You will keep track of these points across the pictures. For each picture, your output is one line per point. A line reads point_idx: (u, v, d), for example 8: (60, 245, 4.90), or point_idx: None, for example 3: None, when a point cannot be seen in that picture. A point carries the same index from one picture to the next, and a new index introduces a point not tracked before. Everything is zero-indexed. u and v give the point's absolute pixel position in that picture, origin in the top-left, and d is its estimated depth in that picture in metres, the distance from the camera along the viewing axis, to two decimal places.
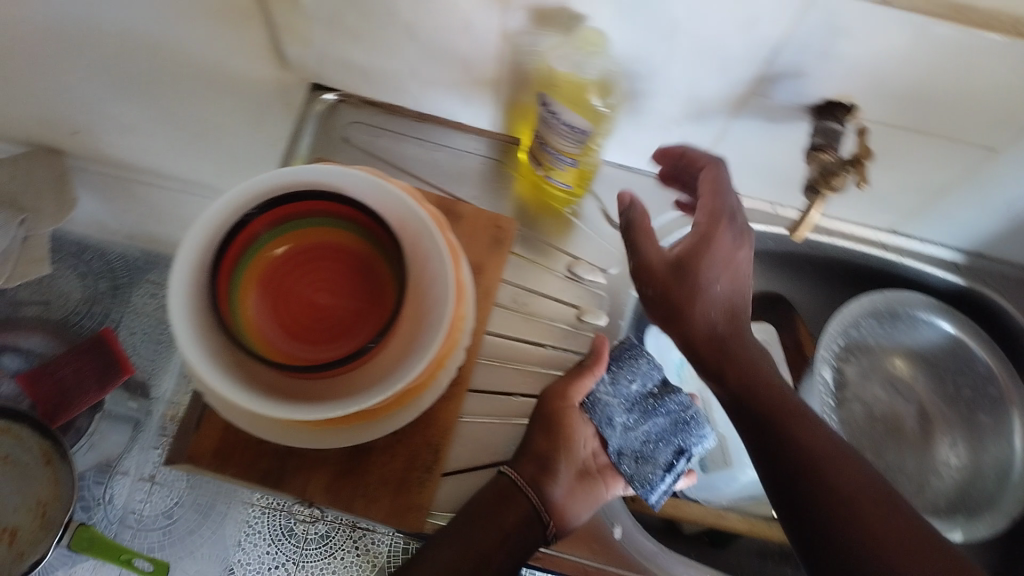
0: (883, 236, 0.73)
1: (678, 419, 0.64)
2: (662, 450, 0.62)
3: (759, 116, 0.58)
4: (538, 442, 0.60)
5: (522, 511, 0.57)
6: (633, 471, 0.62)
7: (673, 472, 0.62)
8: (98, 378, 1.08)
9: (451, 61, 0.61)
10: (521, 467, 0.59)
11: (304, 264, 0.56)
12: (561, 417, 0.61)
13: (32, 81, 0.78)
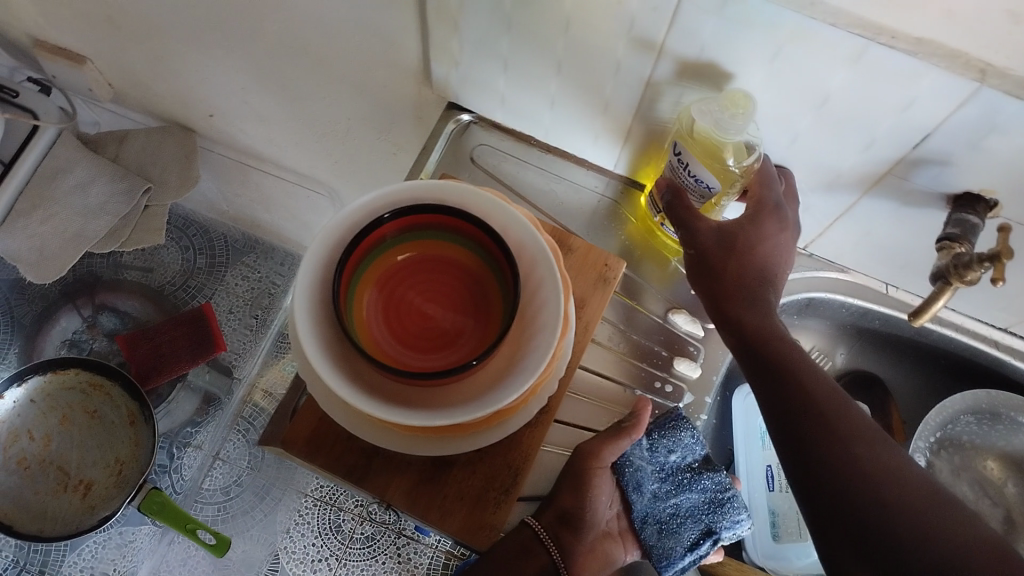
0: (995, 335, 0.70)
1: (713, 497, 0.63)
2: (688, 527, 0.63)
3: (893, 195, 0.57)
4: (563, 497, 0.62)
5: (540, 564, 0.61)
6: (655, 542, 0.63)
7: (696, 552, 0.62)
8: (192, 349, 1.12)
9: (595, 99, 0.63)
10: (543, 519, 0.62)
11: (421, 274, 0.58)
12: (588, 479, 0.61)
13: (191, 60, 0.84)
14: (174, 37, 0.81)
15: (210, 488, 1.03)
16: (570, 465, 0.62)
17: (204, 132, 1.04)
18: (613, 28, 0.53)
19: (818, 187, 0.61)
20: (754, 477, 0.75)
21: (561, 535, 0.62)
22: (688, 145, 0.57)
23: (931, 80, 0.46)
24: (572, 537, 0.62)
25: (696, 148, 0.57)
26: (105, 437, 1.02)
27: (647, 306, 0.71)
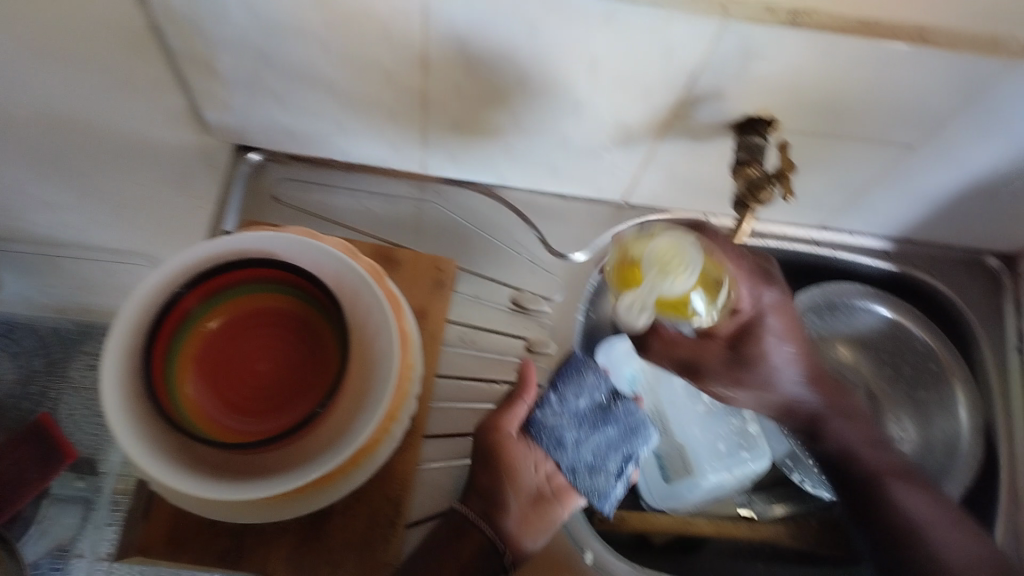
0: (803, 234, 0.74)
1: (628, 426, 0.65)
2: (611, 459, 0.64)
3: (682, 134, 0.59)
4: (482, 478, 0.60)
5: (476, 544, 0.57)
6: (588, 483, 0.63)
7: (624, 478, 0.64)
8: (35, 467, 0.96)
9: (378, 113, 0.61)
10: (471, 503, 0.59)
11: (240, 335, 0.56)
12: (500, 452, 0.60)
13: None
14: None
15: None
16: (479, 448, 0.61)
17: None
18: (371, 38, 0.52)
19: (617, 142, 0.61)
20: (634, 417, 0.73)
21: (490, 513, 0.59)
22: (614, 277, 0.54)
23: (679, 24, 0.47)
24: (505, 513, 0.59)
25: (619, 280, 0.53)
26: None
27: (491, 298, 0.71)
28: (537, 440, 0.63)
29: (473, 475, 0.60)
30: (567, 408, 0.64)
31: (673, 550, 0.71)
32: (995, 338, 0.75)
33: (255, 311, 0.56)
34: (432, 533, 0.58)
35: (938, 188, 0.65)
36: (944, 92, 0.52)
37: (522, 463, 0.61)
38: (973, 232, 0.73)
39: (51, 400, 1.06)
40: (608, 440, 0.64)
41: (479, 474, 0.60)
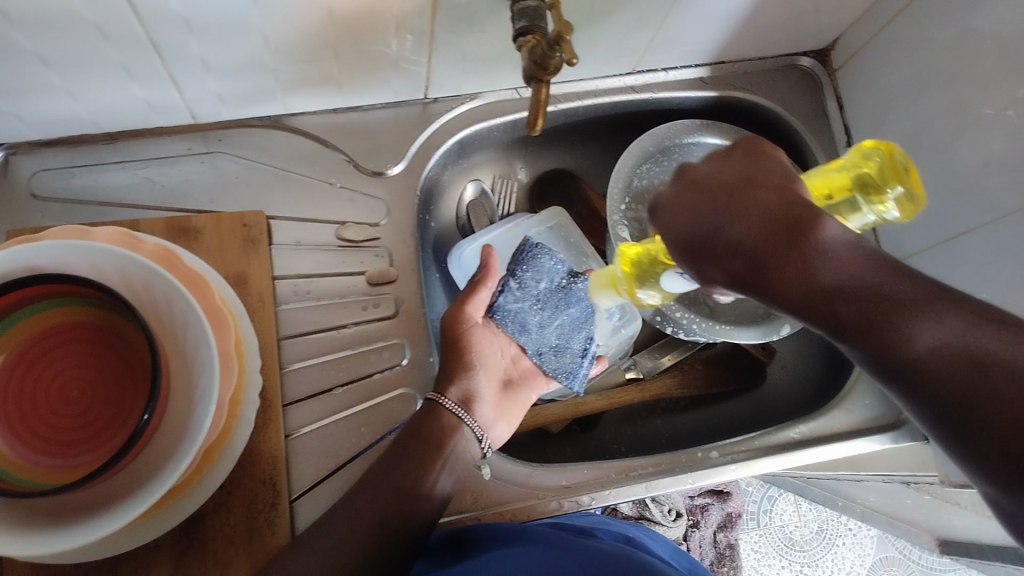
0: (616, 83, 0.71)
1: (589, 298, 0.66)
2: (575, 337, 0.66)
3: (455, 13, 0.54)
4: (454, 368, 0.58)
5: (454, 432, 0.56)
6: (555, 365, 0.65)
7: (588, 354, 0.66)
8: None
9: (111, 73, 0.53)
10: (448, 390, 0.57)
11: (33, 369, 0.49)
12: (467, 340, 0.59)
13: None
14: None
15: None
16: (445, 339, 0.59)
17: None
18: None
19: (389, 35, 0.55)
20: None
21: (466, 399, 0.58)
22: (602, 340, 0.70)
23: None
24: (476, 398, 0.59)
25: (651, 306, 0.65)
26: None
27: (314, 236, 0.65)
28: (502, 326, 0.62)
29: (444, 368, 0.59)
30: (528, 293, 0.64)
31: (573, 432, 0.71)
32: (823, 138, 0.75)
33: (39, 341, 0.49)
34: (408, 424, 0.56)
35: (733, 2, 0.63)
36: None
37: (489, 352, 0.61)
38: (778, 38, 0.71)
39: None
40: (571, 320, 0.65)
41: (455, 367, 0.58)
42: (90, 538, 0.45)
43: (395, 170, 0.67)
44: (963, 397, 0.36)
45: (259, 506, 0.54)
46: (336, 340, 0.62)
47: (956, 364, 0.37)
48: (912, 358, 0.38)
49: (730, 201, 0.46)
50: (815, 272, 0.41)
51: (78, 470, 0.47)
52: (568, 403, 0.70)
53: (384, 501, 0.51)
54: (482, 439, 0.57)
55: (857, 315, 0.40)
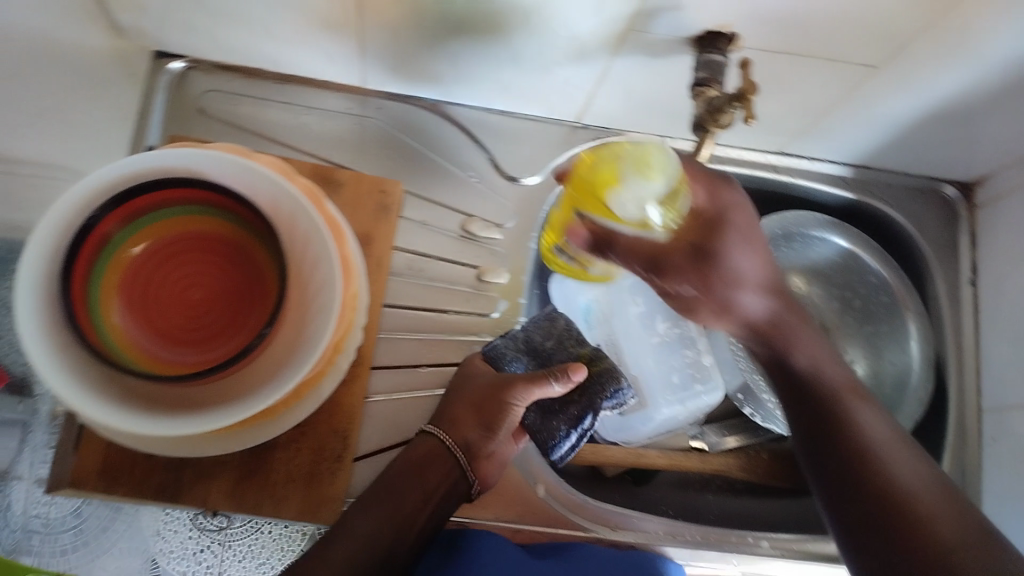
0: (759, 159, 0.72)
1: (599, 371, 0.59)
2: (568, 402, 0.58)
3: (640, 51, 0.56)
4: (462, 412, 0.57)
5: (445, 472, 0.55)
6: (538, 424, 0.58)
7: (579, 428, 0.58)
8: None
9: (309, 20, 0.56)
10: (454, 432, 0.56)
11: (169, 262, 0.52)
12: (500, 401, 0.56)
13: None
14: None
15: None
16: (455, 387, 0.59)
17: None
18: None
19: (571, 53, 0.57)
20: None
21: (468, 441, 0.56)
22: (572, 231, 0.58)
23: None
24: (485, 448, 0.56)
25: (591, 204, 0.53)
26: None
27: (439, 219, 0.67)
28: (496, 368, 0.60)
29: (449, 406, 0.57)
30: (533, 345, 0.61)
31: (624, 482, 0.71)
32: (948, 268, 0.74)
33: (183, 240, 0.52)
34: (400, 456, 0.56)
35: (901, 112, 0.63)
36: (911, 10, 0.49)
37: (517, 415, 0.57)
38: (930, 159, 0.72)
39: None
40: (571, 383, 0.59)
41: (459, 410, 0.57)
42: (171, 433, 0.46)
43: (529, 182, 0.69)
44: (889, 477, 0.53)
45: (325, 455, 0.55)
46: (433, 324, 0.64)
47: (952, 514, 0.51)
48: (868, 458, 0.54)
49: (785, 314, 0.59)
50: (856, 415, 0.56)
51: (177, 367, 0.50)
52: (630, 452, 0.69)
53: (361, 535, 0.50)
54: (472, 483, 0.56)
55: (892, 443, 0.55)
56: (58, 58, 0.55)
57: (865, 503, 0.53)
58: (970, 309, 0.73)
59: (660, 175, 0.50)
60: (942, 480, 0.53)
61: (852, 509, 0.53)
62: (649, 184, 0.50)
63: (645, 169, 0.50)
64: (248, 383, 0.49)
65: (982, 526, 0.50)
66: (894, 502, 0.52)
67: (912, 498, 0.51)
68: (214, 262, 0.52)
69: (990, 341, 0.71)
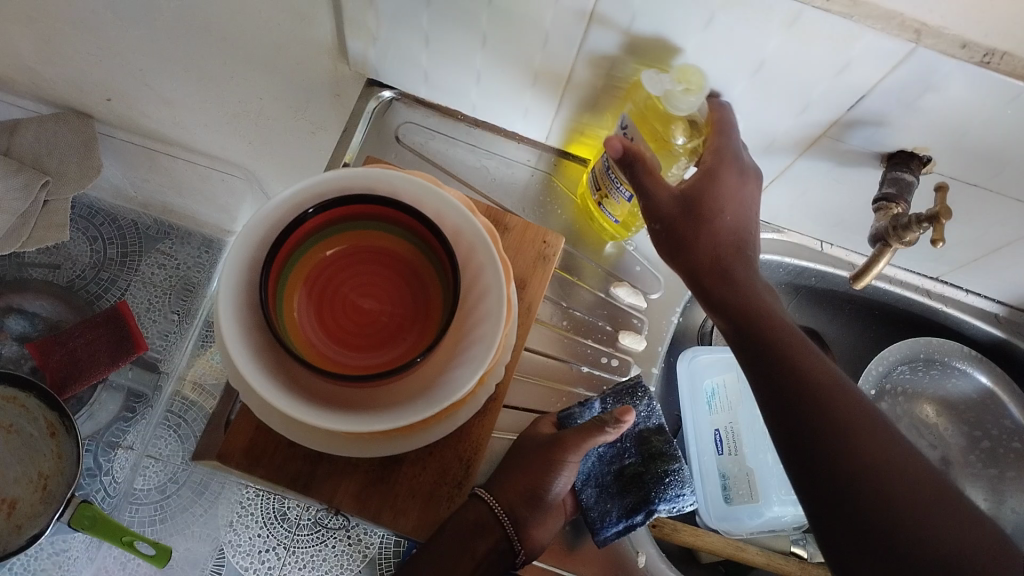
0: (913, 280, 0.72)
1: (662, 467, 0.62)
2: (627, 492, 0.62)
3: (826, 156, 0.58)
4: (516, 479, 0.59)
5: (492, 542, 0.57)
6: (592, 502, 0.62)
7: (630, 520, 0.61)
8: (110, 351, 0.92)
9: (523, 75, 0.60)
10: (503, 497, 0.58)
11: (349, 268, 0.56)
12: (559, 469, 0.59)
13: (65, 61, 0.74)
14: (49, 44, 0.71)
15: (144, 488, 0.89)
16: (521, 450, 0.61)
17: (104, 123, 0.86)
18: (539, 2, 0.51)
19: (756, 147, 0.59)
20: (702, 441, 0.71)
21: (518, 511, 0.58)
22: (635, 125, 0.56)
23: (863, 42, 0.45)
24: (533, 522, 0.59)
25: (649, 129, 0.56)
26: (23, 451, 0.83)
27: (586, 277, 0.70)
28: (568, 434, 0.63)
29: (507, 472, 0.60)
30: None
31: (716, 571, 0.71)
32: None
33: (365, 251, 0.56)
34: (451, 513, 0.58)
35: None
36: None
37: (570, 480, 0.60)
38: None
39: (119, 288, 0.97)
40: (633, 475, 0.62)
41: (513, 478, 0.59)
42: (325, 423, 0.49)
43: None
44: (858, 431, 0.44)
45: (446, 480, 0.57)
46: (565, 376, 0.66)
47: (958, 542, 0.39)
48: (857, 470, 0.43)
49: (732, 275, 0.52)
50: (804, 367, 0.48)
51: (338, 366, 0.53)
52: (730, 542, 0.68)
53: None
54: (517, 548, 0.58)
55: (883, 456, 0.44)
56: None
57: (843, 511, 0.43)
58: None
59: (702, 94, 0.50)
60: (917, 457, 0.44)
61: (834, 513, 0.44)
62: (689, 99, 0.50)
63: (688, 82, 0.50)
64: (400, 395, 0.52)
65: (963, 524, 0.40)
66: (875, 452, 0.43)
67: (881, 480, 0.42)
68: (387, 276, 0.56)
69: None
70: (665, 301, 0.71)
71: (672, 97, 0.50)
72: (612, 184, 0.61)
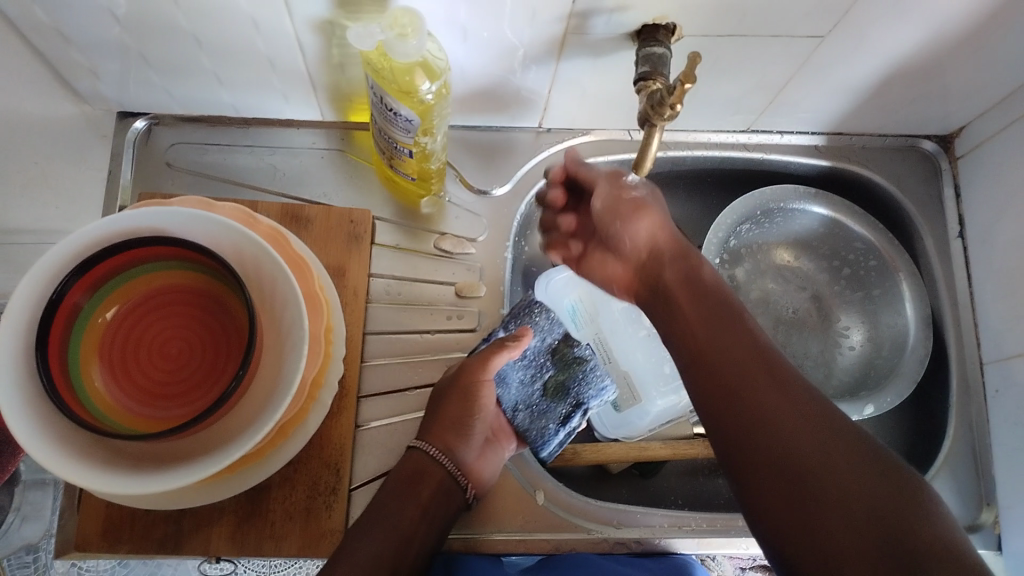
0: (727, 138, 0.72)
1: (579, 369, 0.67)
2: (556, 404, 0.66)
3: (583, 52, 0.56)
4: (443, 414, 0.59)
5: (436, 483, 0.57)
6: (528, 423, 0.65)
7: (568, 425, 0.65)
8: None
9: (259, 62, 0.56)
10: (434, 437, 0.58)
11: (141, 321, 0.53)
12: (476, 393, 0.60)
13: None
14: None
15: None
16: (448, 387, 0.60)
17: None
18: None
19: (517, 62, 0.57)
20: None
21: (452, 448, 0.58)
22: (378, 81, 0.51)
23: None
24: (468, 453, 0.59)
25: (387, 82, 0.51)
26: None
27: (413, 238, 0.67)
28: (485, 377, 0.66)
29: (426, 419, 0.60)
30: None
31: (631, 476, 0.71)
32: (934, 225, 0.73)
33: (152, 298, 0.53)
34: (390, 473, 0.57)
35: (861, 76, 0.62)
36: None
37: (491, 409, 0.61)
38: (902, 118, 0.71)
39: None
40: (557, 383, 0.67)
41: (436, 420, 0.59)
42: (151, 489, 0.46)
43: (499, 194, 0.70)
44: (784, 430, 0.44)
45: (319, 491, 0.56)
46: (418, 348, 0.64)
47: (880, 494, 0.40)
48: (784, 443, 0.43)
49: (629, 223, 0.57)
50: (700, 296, 0.53)
51: (161, 421, 0.51)
52: (632, 446, 0.68)
53: (363, 557, 0.51)
54: (463, 485, 0.58)
55: (739, 396, 0.46)
56: (26, 130, 0.56)
57: (775, 488, 0.43)
58: (961, 263, 0.72)
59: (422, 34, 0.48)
60: (914, 483, 0.41)
61: (765, 491, 0.43)
62: (408, 44, 0.48)
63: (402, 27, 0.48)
64: (230, 426, 0.49)
65: (920, 520, 0.38)
66: (884, 501, 0.39)
67: (849, 501, 0.40)
68: (186, 314, 0.54)
69: (985, 294, 0.69)
70: (496, 237, 0.69)
71: (390, 45, 0.48)
72: (392, 147, 0.58)
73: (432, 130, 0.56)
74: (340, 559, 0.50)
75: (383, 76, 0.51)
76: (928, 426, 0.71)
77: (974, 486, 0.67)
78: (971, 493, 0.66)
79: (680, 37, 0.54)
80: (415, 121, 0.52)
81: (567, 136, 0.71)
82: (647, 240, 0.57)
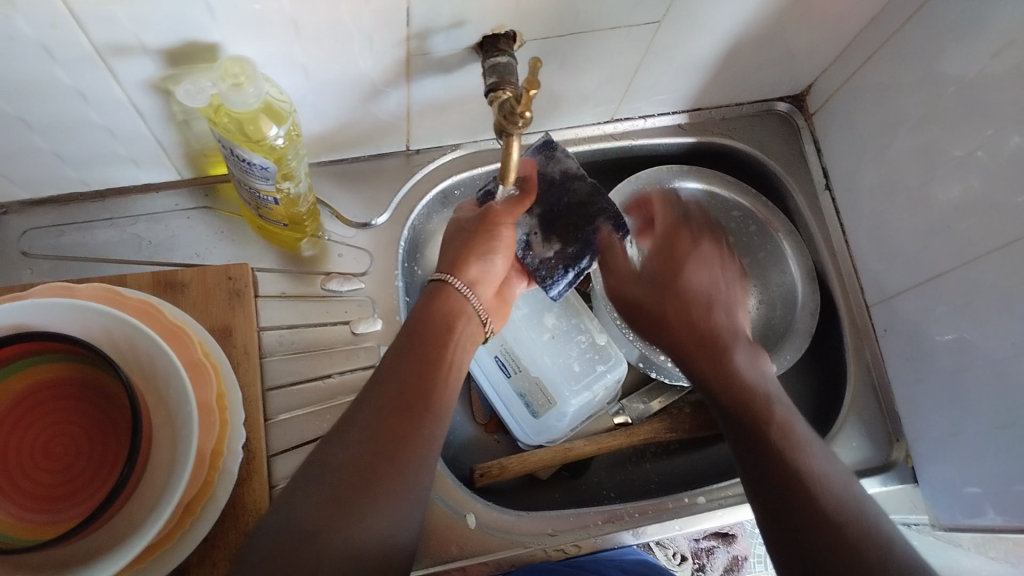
0: (594, 131, 0.73)
1: (591, 208, 0.60)
2: (567, 245, 0.62)
3: (430, 72, 0.56)
4: (465, 252, 0.60)
5: (468, 317, 0.58)
6: (536, 263, 0.63)
7: (577, 268, 0.62)
8: None
9: (97, 133, 0.54)
10: (461, 272, 0.59)
11: (20, 425, 0.50)
12: (493, 235, 0.60)
13: None
14: None
15: None
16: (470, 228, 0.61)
17: None
18: (39, 63, 0.45)
19: (368, 92, 0.56)
20: (487, 370, 0.71)
21: (474, 282, 0.60)
22: (223, 131, 0.49)
23: None
24: (484, 284, 0.60)
25: (230, 132, 0.49)
26: None
27: (299, 283, 0.66)
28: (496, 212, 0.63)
29: (447, 251, 0.61)
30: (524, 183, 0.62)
31: (562, 478, 0.72)
32: (801, 183, 0.77)
33: (26, 399, 0.50)
34: (418, 306, 0.57)
35: (704, 53, 0.64)
36: None
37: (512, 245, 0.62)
38: (753, 85, 0.73)
39: None
40: (572, 222, 0.61)
41: (460, 250, 0.60)
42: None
43: (379, 223, 0.69)
44: (813, 486, 0.49)
45: None
46: (323, 394, 0.63)
47: (892, 553, 0.45)
48: (809, 492, 0.49)
49: (666, 289, 0.61)
50: (738, 365, 0.58)
51: (58, 523, 0.48)
52: (556, 449, 0.69)
53: (407, 380, 0.51)
54: (484, 320, 0.60)
55: (770, 451, 0.52)
56: None
57: (792, 525, 0.48)
58: (832, 214, 0.75)
59: (256, 81, 0.47)
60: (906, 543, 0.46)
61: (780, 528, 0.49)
62: (244, 92, 0.46)
63: (235, 76, 0.46)
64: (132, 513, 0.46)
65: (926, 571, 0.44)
66: (872, 531, 0.46)
67: (872, 551, 0.45)
68: (67, 410, 0.50)
69: (858, 240, 0.73)
70: (385, 267, 0.68)
71: (225, 96, 0.46)
72: (256, 198, 0.56)
73: (292, 174, 0.55)
74: (381, 383, 0.51)
75: (227, 129, 0.49)
76: (830, 377, 0.75)
77: (881, 424, 0.70)
78: (879, 432, 0.70)
79: (522, 43, 0.55)
80: (270, 168, 0.51)
81: (437, 155, 0.71)
82: (700, 288, 0.61)
